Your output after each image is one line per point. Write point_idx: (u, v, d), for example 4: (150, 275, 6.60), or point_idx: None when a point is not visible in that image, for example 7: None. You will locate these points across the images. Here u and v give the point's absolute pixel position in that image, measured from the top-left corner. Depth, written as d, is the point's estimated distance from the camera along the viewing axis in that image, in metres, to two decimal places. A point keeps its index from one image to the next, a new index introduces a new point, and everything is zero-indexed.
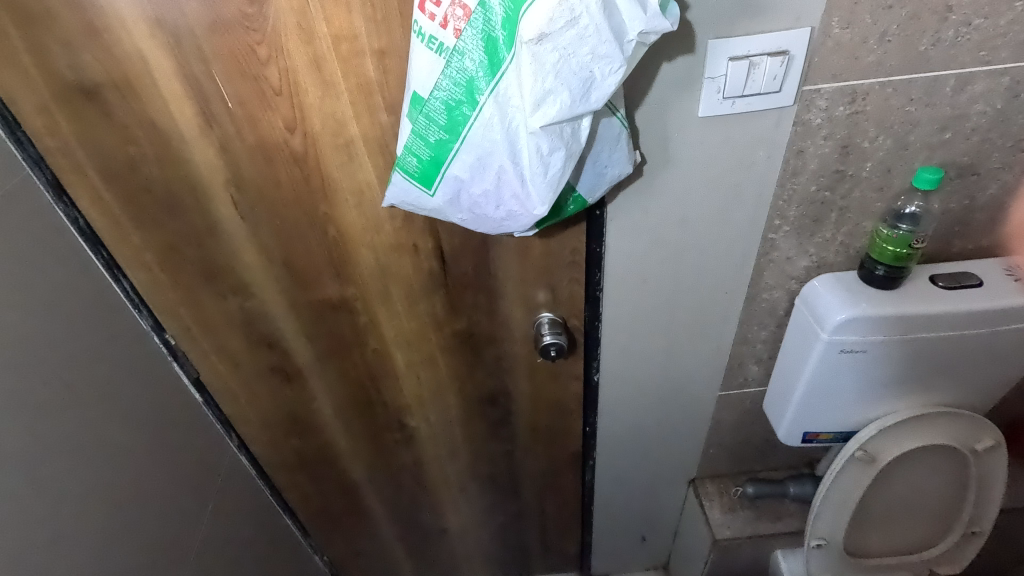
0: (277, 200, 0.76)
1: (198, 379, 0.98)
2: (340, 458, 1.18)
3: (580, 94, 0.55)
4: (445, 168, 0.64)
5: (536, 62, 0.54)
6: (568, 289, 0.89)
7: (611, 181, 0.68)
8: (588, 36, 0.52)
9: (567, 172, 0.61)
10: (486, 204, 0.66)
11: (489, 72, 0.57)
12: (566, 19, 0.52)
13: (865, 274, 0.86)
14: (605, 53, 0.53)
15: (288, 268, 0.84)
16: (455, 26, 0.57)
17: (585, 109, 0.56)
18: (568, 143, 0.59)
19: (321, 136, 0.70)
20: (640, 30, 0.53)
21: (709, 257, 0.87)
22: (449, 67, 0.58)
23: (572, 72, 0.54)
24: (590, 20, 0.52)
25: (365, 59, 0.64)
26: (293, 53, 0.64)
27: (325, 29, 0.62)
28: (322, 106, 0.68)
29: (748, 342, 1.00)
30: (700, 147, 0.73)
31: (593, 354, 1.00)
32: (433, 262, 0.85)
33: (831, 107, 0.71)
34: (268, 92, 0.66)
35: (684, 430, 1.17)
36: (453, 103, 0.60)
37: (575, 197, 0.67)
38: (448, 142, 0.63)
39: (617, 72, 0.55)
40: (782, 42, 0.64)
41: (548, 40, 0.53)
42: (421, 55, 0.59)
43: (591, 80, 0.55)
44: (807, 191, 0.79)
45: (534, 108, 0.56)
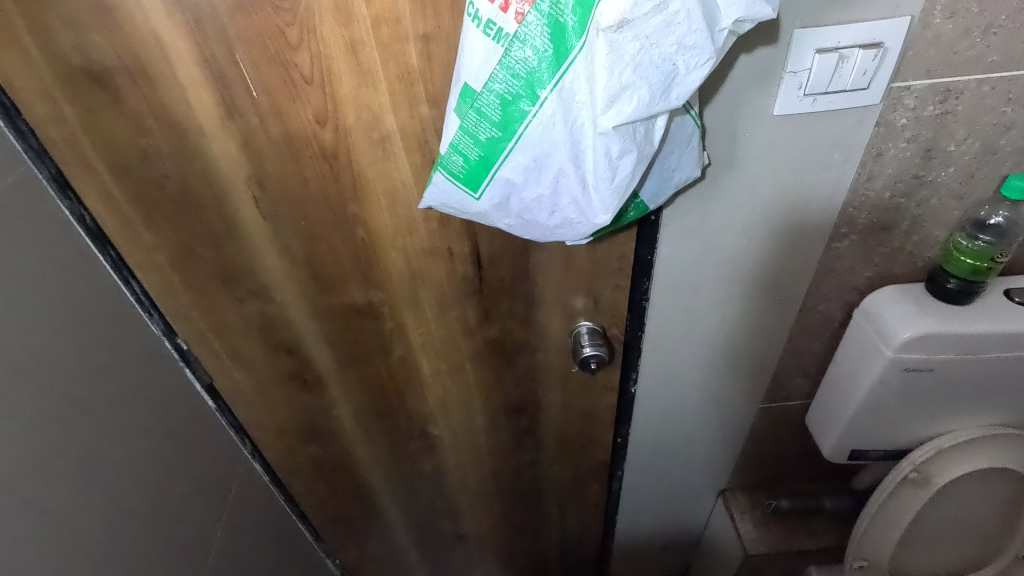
0: (303, 200, 0.70)
1: (211, 385, 0.92)
2: (358, 465, 1.12)
3: (660, 91, 0.49)
4: (495, 169, 0.58)
5: (613, 52, 0.47)
6: (611, 297, 0.83)
7: (676, 187, 0.61)
8: (676, 23, 0.45)
9: (635, 177, 0.54)
10: (539, 209, 0.60)
11: (554, 63, 0.50)
12: (653, 3, 0.45)
13: (932, 287, 0.79)
14: (693, 43, 0.46)
15: (311, 271, 0.77)
16: (518, 10, 0.49)
17: (664, 107, 0.49)
18: (640, 147, 0.52)
19: (354, 130, 0.63)
20: (737, 17, 0.46)
21: (766, 266, 0.80)
22: (508, 56, 0.51)
23: (654, 65, 0.47)
24: (680, 5, 0.45)
25: (408, 45, 0.57)
26: (327, 38, 0.57)
27: (364, 10, 0.55)
28: (357, 97, 0.61)
29: (796, 354, 0.95)
30: (770, 149, 0.67)
31: (632, 365, 0.94)
32: (468, 268, 0.79)
33: (918, 107, 0.64)
34: (298, 81, 0.59)
35: (718, 442, 1.12)
36: (510, 98, 0.54)
37: (637, 203, 0.61)
38: (501, 140, 0.56)
39: (703, 66, 0.48)
40: (877, 33, 0.57)
41: (629, 27, 0.46)
42: (475, 42, 0.52)
43: (674, 73, 0.48)
44: (880, 198, 0.73)
45: (607, 106, 0.49)
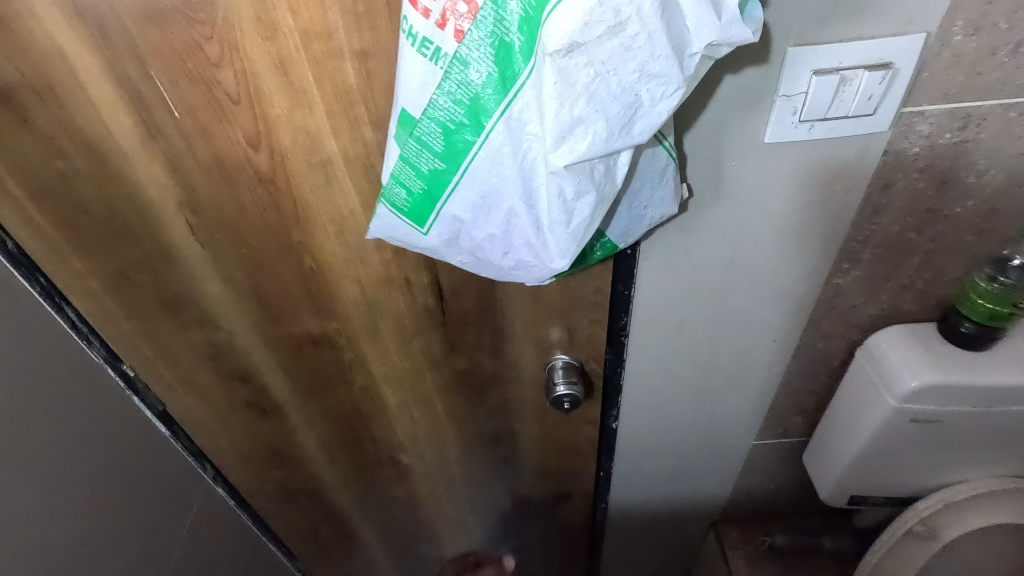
0: (243, 226, 0.63)
1: (164, 412, 0.87)
2: (327, 490, 1.07)
3: (619, 125, 0.41)
4: (441, 204, 0.51)
5: (563, 80, 0.39)
6: (588, 331, 0.76)
7: (650, 224, 0.54)
8: (636, 48, 0.38)
9: (596, 220, 0.47)
10: (492, 249, 0.53)
11: (499, 89, 0.43)
12: (607, 25, 0.37)
13: (945, 329, 0.71)
14: (658, 70, 0.39)
15: (259, 300, 0.71)
16: (458, 27, 0.42)
17: (625, 143, 0.42)
18: (600, 187, 0.45)
19: (292, 154, 0.57)
20: (711, 40, 0.38)
21: (757, 302, 0.73)
22: (447, 80, 0.44)
23: (611, 96, 0.40)
24: (640, 27, 0.37)
25: (344, 62, 0.50)
26: (251, 53, 0.50)
27: (290, 22, 0.48)
28: (291, 118, 0.54)
29: (793, 391, 0.87)
30: (760, 179, 0.59)
31: (613, 401, 0.87)
32: (429, 299, 0.72)
33: (933, 134, 0.55)
34: (224, 101, 0.53)
35: (708, 477, 1.05)
36: (453, 127, 0.47)
37: (604, 241, 0.54)
38: (445, 173, 0.49)
39: (672, 96, 0.40)
40: (887, 52, 0.49)
41: (581, 52, 0.38)
42: (410, 63, 0.45)
43: (636, 105, 0.41)
44: (887, 233, 0.65)
45: (557, 142, 0.42)
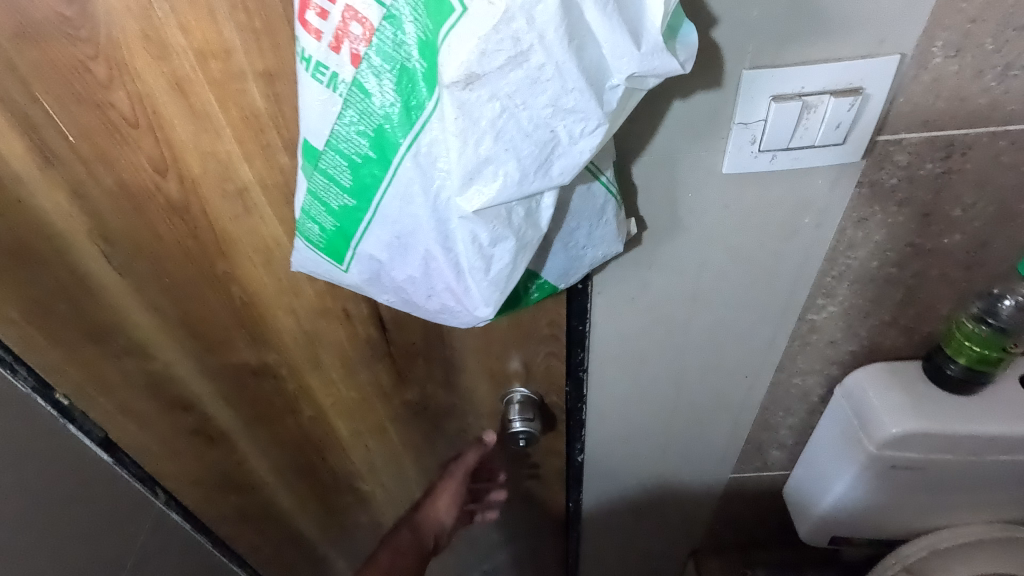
0: (162, 256, 0.58)
1: (106, 438, 0.83)
2: (288, 515, 1.03)
3: (534, 165, 0.36)
4: (356, 242, 0.46)
5: (464, 115, 0.34)
6: (544, 365, 0.71)
7: (592, 264, 0.49)
8: (544, 80, 0.32)
9: (520, 265, 0.42)
10: (415, 291, 0.48)
11: (405, 119, 0.38)
12: (508, 54, 0.31)
13: (931, 369, 0.65)
14: (572, 105, 0.33)
15: (190, 331, 0.67)
16: (354, 51, 0.37)
17: (543, 185, 0.37)
18: (519, 232, 0.40)
19: (203, 181, 0.52)
20: (631, 72, 0.33)
21: (726, 336, 0.67)
22: (349, 109, 0.39)
23: (521, 133, 0.35)
24: (547, 57, 0.32)
25: (248, 84, 0.45)
26: (142, 75, 0.44)
27: (181, 41, 0.43)
28: (198, 144, 0.49)
29: (770, 426, 0.81)
30: (721, 211, 0.53)
31: (577, 435, 0.82)
32: (371, 331, 0.67)
33: (913, 164, 0.50)
34: (120, 125, 0.48)
35: (685, 508, 0.99)
36: (360, 160, 0.41)
37: (540, 283, 0.49)
38: (357, 210, 0.44)
39: (593, 133, 0.35)
40: (856, 75, 0.43)
41: (482, 84, 0.33)
42: (307, 89, 0.40)
43: (552, 143, 0.35)
44: (865, 268, 0.59)
45: (466, 183, 0.36)
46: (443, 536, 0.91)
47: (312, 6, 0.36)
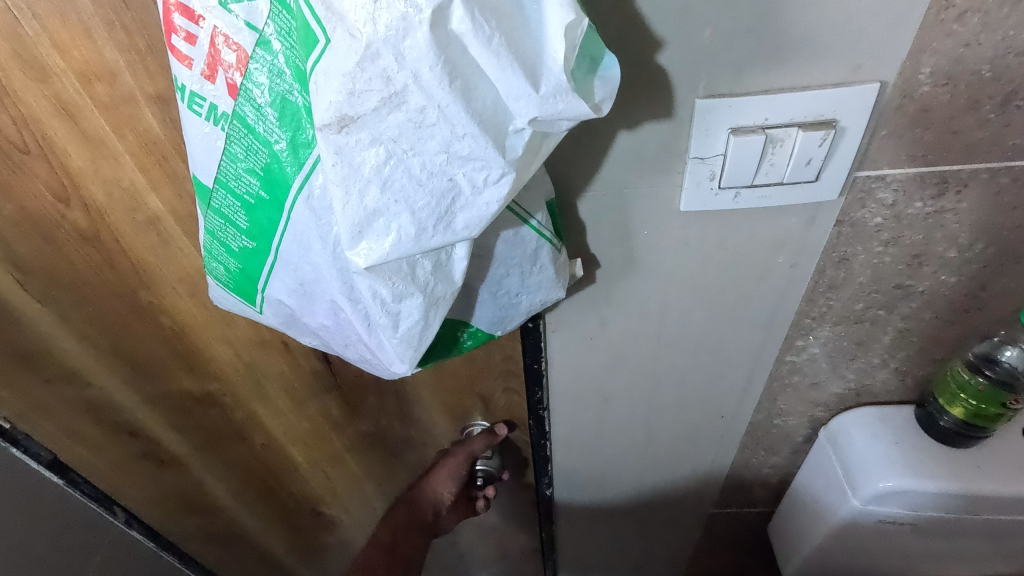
0: (79, 283, 0.54)
1: (55, 460, 0.75)
2: (254, 539, 0.98)
3: (433, 218, 0.30)
4: (262, 285, 0.40)
5: (344, 162, 0.28)
6: (503, 399, 0.66)
7: (531, 310, 0.44)
8: (429, 124, 0.27)
9: (434, 321, 0.37)
10: (332, 339, 0.42)
11: (294, 157, 0.32)
12: (382, 94, 0.26)
13: (923, 419, 0.60)
14: (468, 151, 0.28)
15: (124, 358, 0.63)
16: (229, 81, 0.32)
17: (446, 239, 0.31)
18: (427, 287, 0.35)
19: (110, 210, 0.48)
20: (532, 116, 0.27)
21: (699, 376, 0.61)
22: (233, 144, 0.34)
23: (412, 183, 0.29)
24: (428, 98, 0.27)
25: (141, 108, 0.41)
26: (24, 97, 0.40)
27: (59, 62, 0.38)
28: (97, 172, 0.45)
29: (752, 465, 0.75)
30: (683, 249, 0.47)
31: (544, 470, 0.76)
32: (315, 360, 0.63)
33: (899, 203, 0.44)
34: (9, 150, 0.43)
35: (664, 543, 0.94)
36: (253, 201, 0.35)
37: (471, 331, 0.44)
38: (257, 253, 0.38)
39: (498, 183, 0.30)
40: (827, 106, 0.37)
41: (359, 127, 0.27)
42: (189, 123, 0.35)
43: (452, 193, 0.30)
44: (849, 309, 0.53)
45: (354, 238, 0.31)
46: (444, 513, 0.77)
47: (179, 30, 0.32)
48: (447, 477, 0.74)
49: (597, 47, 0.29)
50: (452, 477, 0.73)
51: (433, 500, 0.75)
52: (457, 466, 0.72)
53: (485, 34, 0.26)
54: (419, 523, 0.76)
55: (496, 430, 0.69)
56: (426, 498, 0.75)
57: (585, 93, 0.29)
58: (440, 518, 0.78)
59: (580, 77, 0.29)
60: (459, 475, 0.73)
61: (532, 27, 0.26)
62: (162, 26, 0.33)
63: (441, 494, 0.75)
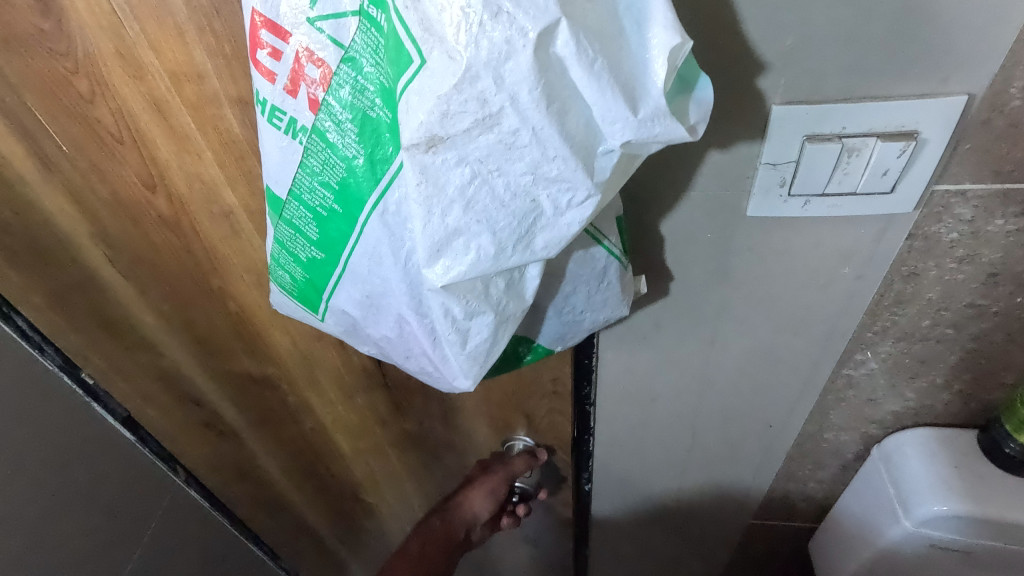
0: (158, 262, 0.59)
1: (128, 418, 0.81)
2: (298, 511, 1.02)
3: (513, 238, 0.32)
4: (327, 295, 0.42)
5: (429, 182, 0.30)
6: (547, 420, 0.67)
7: (593, 328, 0.46)
8: (519, 146, 0.29)
9: (500, 339, 0.39)
10: (392, 350, 0.44)
11: (371, 171, 0.34)
12: (475, 115, 0.28)
13: (987, 443, 0.57)
14: (556, 173, 0.30)
15: (193, 334, 0.67)
16: (311, 96, 0.34)
17: (522, 258, 0.33)
18: (498, 305, 0.37)
19: (191, 201, 0.51)
20: (626, 138, 0.29)
21: (749, 384, 0.61)
22: (309, 158, 0.36)
23: (497, 204, 0.31)
24: (520, 120, 0.28)
25: (224, 109, 0.44)
26: (122, 92, 0.44)
27: (155, 61, 0.42)
28: (182, 165, 0.49)
29: (796, 478, 0.74)
30: (746, 254, 0.47)
31: (584, 466, 0.77)
32: (366, 360, 0.66)
33: (978, 220, 0.42)
34: (107, 139, 0.48)
35: (700, 550, 0.92)
36: (325, 213, 0.37)
37: (533, 347, 0.46)
38: (325, 263, 0.40)
39: (582, 205, 0.31)
40: (908, 117, 0.37)
41: (447, 147, 0.29)
42: (266, 136, 0.37)
43: (534, 213, 0.31)
44: (914, 326, 0.51)
45: (432, 256, 0.33)
46: (478, 531, 0.75)
47: (264, 45, 0.34)
48: (486, 493, 0.72)
49: (693, 71, 0.30)
50: (491, 492, 0.72)
51: (470, 514, 0.73)
52: (499, 480, 0.72)
53: (585, 56, 0.27)
54: (452, 540, 0.73)
55: (537, 453, 0.71)
56: (464, 512, 0.73)
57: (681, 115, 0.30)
58: (473, 535, 0.75)
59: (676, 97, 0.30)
60: (500, 492, 0.73)
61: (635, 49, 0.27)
62: (248, 42, 0.35)
63: (478, 510, 0.73)
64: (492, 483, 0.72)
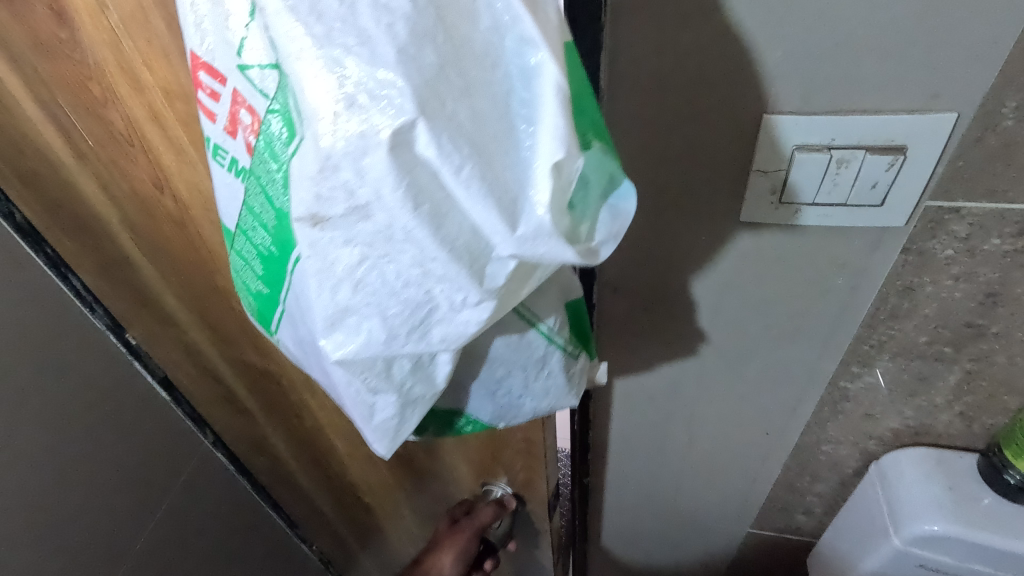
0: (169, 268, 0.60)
1: (168, 378, 0.76)
2: None
3: (407, 327, 0.28)
4: (277, 328, 0.37)
5: (318, 256, 0.27)
6: (523, 474, 0.71)
7: (535, 412, 0.43)
8: (398, 241, 0.26)
9: (411, 419, 0.34)
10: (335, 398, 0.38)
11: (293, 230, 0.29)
12: (347, 203, 0.25)
13: (986, 470, 0.57)
14: (441, 273, 0.27)
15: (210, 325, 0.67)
16: (247, 140, 0.31)
17: (416, 351, 0.29)
18: (402, 387, 0.32)
19: (193, 206, 0.54)
20: (511, 252, 0.26)
21: (745, 393, 0.61)
22: (248, 199, 0.32)
23: (384, 296, 0.28)
24: (394, 218, 0.25)
25: None
26: (126, 102, 0.46)
27: (149, 78, 0.44)
28: (182, 174, 0.51)
29: (794, 491, 0.73)
30: (741, 258, 0.48)
31: (583, 468, 0.75)
32: None
33: (974, 237, 0.43)
34: (120, 143, 0.49)
35: (697, 559, 0.92)
36: (268, 255, 0.33)
37: (468, 419, 0.43)
38: (272, 298, 0.35)
39: (477, 306, 0.28)
40: (897, 132, 0.38)
41: (330, 227, 0.26)
42: (217, 174, 0.35)
43: (427, 309, 0.28)
44: (912, 341, 0.51)
45: (328, 328, 0.29)
46: None
47: (205, 86, 0.31)
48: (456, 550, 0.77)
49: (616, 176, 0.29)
50: (461, 549, 0.77)
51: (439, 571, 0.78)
52: (471, 533, 0.77)
53: (457, 157, 0.24)
54: None
55: (508, 502, 0.75)
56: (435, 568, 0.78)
57: (588, 227, 0.29)
58: None
59: (587, 196, 0.28)
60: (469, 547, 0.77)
61: (525, 147, 0.25)
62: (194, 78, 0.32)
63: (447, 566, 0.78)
64: (464, 537, 0.77)
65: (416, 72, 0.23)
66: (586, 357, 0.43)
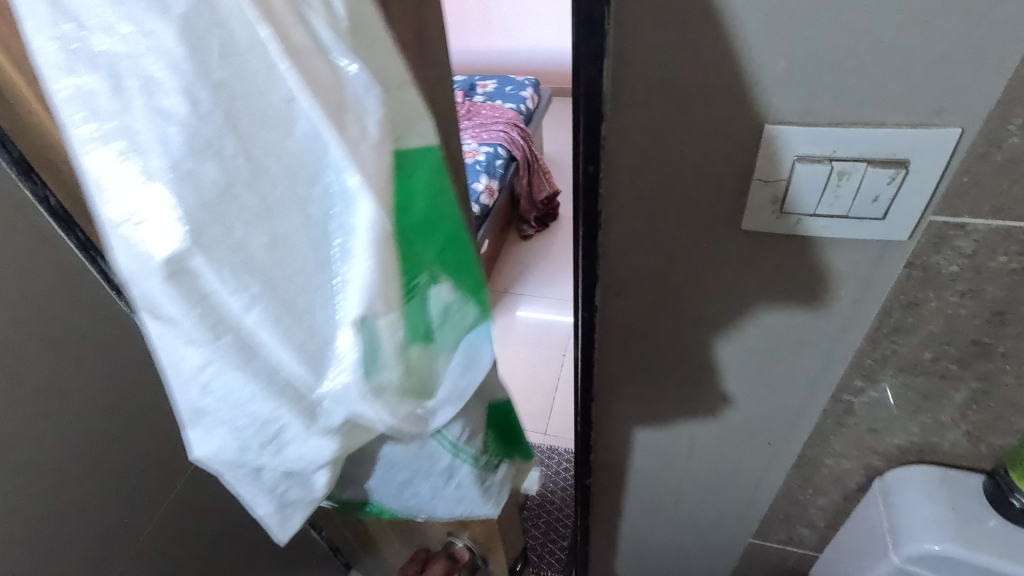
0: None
1: None
2: None
3: (250, 442, 0.31)
4: None
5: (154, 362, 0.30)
6: None
7: (445, 509, 0.48)
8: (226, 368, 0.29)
9: (294, 518, 0.37)
10: None
11: None
12: (163, 322, 0.27)
13: (992, 492, 0.56)
14: (273, 399, 0.30)
15: None
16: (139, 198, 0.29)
17: (266, 462, 0.32)
18: (278, 492, 0.35)
19: None
20: (336, 396, 0.30)
21: (746, 402, 0.60)
22: None
23: (228, 414, 0.30)
24: (220, 349, 0.28)
25: None
26: None
27: None
28: None
29: (797, 503, 0.73)
30: (743, 268, 0.48)
31: (586, 470, 0.75)
32: None
33: (979, 254, 0.42)
34: None
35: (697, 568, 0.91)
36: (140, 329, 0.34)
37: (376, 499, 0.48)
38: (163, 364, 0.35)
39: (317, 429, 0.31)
40: (899, 146, 0.37)
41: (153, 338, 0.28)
42: None
43: (271, 426, 0.31)
44: (916, 357, 0.51)
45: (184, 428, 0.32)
46: None
47: None
48: None
49: (467, 318, 0.36)
50: None
51: None
52: None
53: (253, 287, 0.27)
54: None
55: None
56: None
57: (441, 366, 0.35)
58: None
59: (445, 329, 0.35)
60: None
61: (331, 272, 0.28)
62: None
63: None
64: None
65: (195, 190, 0.25)
66: (504, 468, 0.49)
